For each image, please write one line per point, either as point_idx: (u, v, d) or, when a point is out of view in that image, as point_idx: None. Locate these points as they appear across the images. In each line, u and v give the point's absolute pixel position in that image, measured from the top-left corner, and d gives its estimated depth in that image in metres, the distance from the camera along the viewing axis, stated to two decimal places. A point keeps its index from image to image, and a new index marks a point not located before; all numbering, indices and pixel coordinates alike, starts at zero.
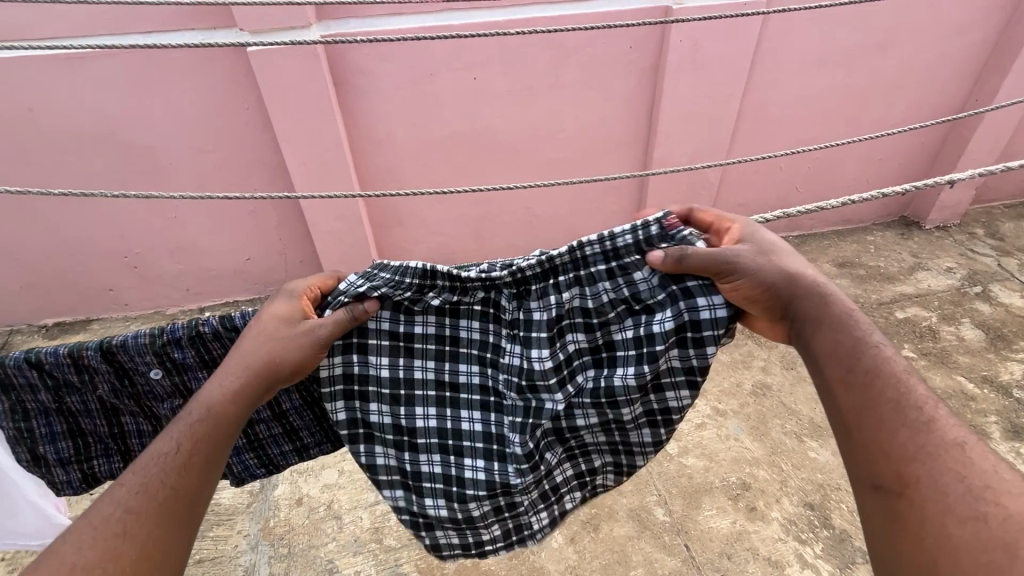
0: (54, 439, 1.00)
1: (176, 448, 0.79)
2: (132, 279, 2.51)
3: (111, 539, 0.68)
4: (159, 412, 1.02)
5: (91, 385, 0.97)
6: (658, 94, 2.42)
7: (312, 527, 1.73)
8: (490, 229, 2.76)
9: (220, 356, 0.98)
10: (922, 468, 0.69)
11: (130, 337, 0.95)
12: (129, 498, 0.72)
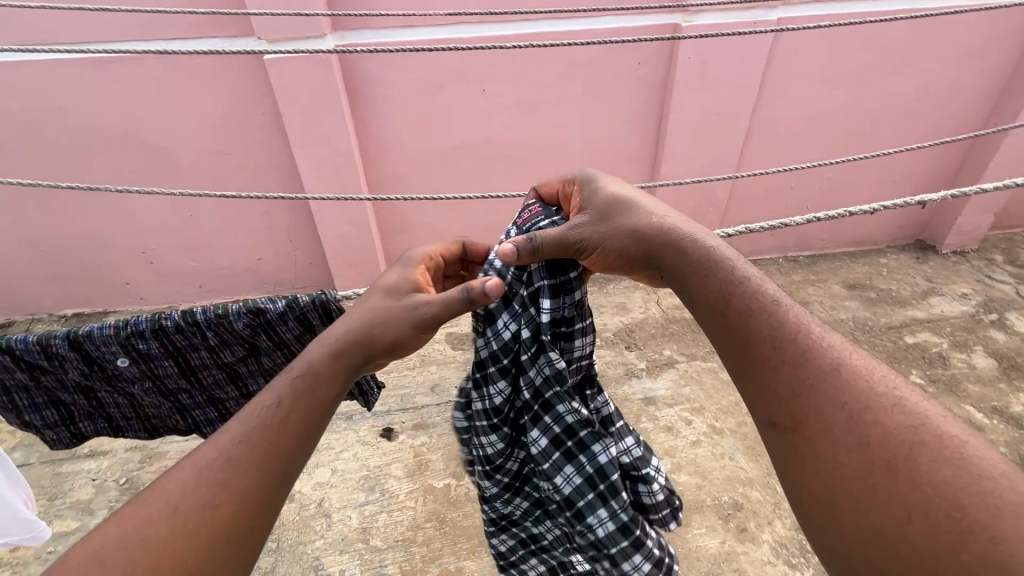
0: (37, 409, 1.05)
1: (276, 403, 0.78)
2: (148, 274, 2.60)
3: (213, 490, 0.69)
4: (132, 391, 1.05)
5: (62, 368, 0.98)
6: (666, 109, 2.44)
7: (301, 524, 1.75)
8: (495, 238, 2.79)
9: (185, 347, 0.99)
10: (809, 404, 0.72)
11: (95, 328, 0.94)
12: (230, 451, 0.73)
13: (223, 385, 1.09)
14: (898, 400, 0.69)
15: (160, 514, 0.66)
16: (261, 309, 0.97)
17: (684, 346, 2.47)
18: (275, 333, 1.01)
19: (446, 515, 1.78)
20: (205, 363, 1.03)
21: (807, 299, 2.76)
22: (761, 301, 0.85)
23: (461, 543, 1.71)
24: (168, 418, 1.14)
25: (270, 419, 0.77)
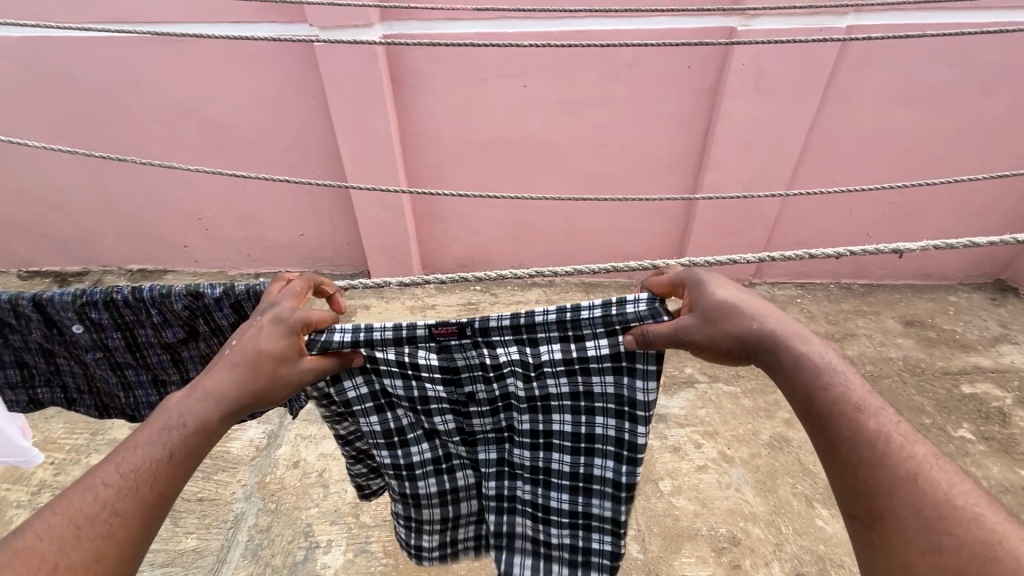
0: (3, 366, 1.16)
1: (167, 455, 0.69)
2: (203, 239, 2.81)
3: (94, 543, 0.59)
4: (86, 359, 1.14)
5: (28, 328, 1.09)
6: (715, 117, 2.32)
7: (300, 490, 1.85)
8: (528, 235, 2.78)
9: (132, 322, 1.08)
10: (883, 496, 0.61)
11: (57, 293, 1.04)
12: (115, 503, 0.63)
13: (168, 365, 1.17)
14: (977, 512, 0.57)
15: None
16: (201, 293, 1.03)
17: (706, 366, 2.36)
18: (210, 318, 1.07)
19: None
20: (150, 342, 1.12)
21: (854, 331, 2.56)
22: (850, 395, 0.71)
23: None
24: (118, 397, 1.22)
25: (166, 464, 0.69)
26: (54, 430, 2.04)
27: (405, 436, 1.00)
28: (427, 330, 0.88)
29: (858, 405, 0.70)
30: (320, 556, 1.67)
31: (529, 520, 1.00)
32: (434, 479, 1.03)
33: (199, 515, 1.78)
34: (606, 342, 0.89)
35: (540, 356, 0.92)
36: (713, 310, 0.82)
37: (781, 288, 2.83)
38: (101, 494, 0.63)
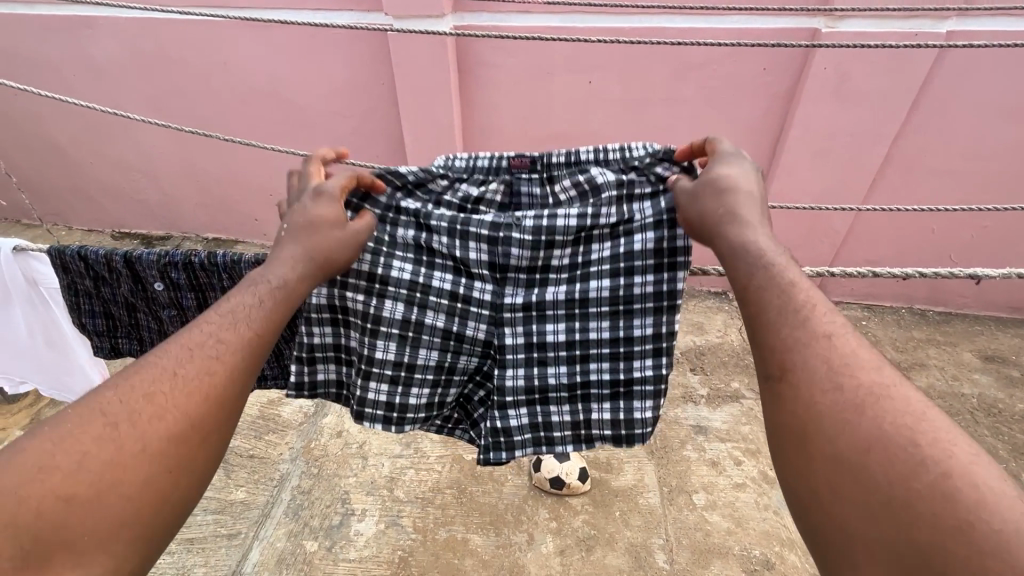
0: (91, 314, 1.27)
1: (258, 301, 0.71)
2: (272, 214, 2.99)
3: (203, 368, 0.63)
4: (163, 315, 1.23)
5: (117, 281, 1.19)
6: (788, 123, 2.21)
7: (341, 459, 1.95)
8: None
9: (205, 285, 1.14)
10: (795, 357, 0.56)
11: (144, 252, 1.14)
12: (219, 334, 0.66)
13: None
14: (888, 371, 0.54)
15: (157, 383, 0.60)
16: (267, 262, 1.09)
17: (755, 383, 2.28)
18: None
19: (467, 487, 1.86)
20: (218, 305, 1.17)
21: (923, 362, 2.38)
22: (775, 277, 0.62)
23: (473, 517, 1.78)
24: None
25: (260, 312, 0.70)
26: None
27: (426, 255, 0.94)
28: (508, 162, 0.93)
29: (783, 283, 0.62)
30: (354, 523, 1.76)
31: (562, 366, 0.94)
32: (443, 315, 0.95)
33: (249, 471, 1.91)
34: (662, 199, 0.87)
35: (599, 207, 0.89)
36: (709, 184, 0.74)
37: (846, 308, 2.67)
38: (206, 328, 0.66)
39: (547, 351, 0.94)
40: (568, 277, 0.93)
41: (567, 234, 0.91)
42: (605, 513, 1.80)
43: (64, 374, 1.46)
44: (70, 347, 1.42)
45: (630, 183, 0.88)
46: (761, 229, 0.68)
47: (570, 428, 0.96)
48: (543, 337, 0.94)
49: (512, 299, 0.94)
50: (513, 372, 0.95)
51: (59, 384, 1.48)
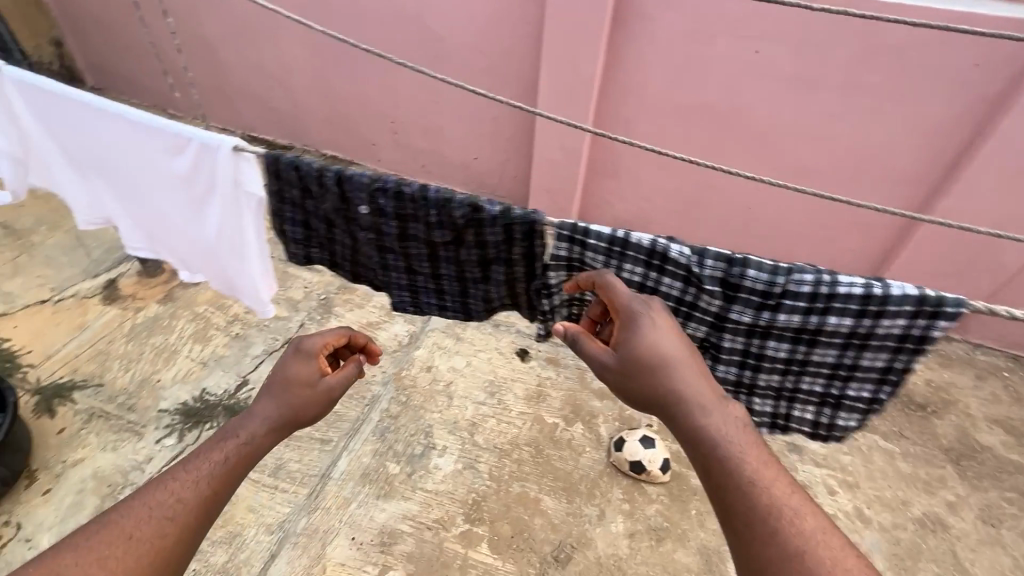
0: (292, 223, 1.29)
1: (223, 458, 1.03)
2: (390, 141, 3.02)
3: (161, 520, 0.94)
4: (358, 236, 1.26)
5: (323, 197, 1.20)
6: (987, 131, 1.89)
7: (428, 393, 2.01)
8: (697, 214, 2.58)
9: (411, 215, 1.16)
10: (766, 562, 0.84)
11: (357, 173, 1.13)
12: (180, 491, 0.97)
13: (422, 259, 1.27)
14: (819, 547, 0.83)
15: (119, 547, 0.89)
16: (480, 208, 1.09)
17: None
18: (482, 231, 1.14)
19: (544, 448, 1.87)
20: (419, 237, 1.21)
21: None
22: (742, 473, 0.91)
23: (547, 480, 1.79)
24: (371, 270, 1.37)
25: (220, 467, 1.02)
26: None
27: (661, 276, 1.09)
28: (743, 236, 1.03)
29: (745, 484, 0.90)
30: (434, 457, 1.82)
31: (776, 373, 1.17)
32: (669, 317, 1.15)
33: None
34: (862, 286, 0.99)
35: (797, 291, 1.02)
36: (639, 366, 1.02)
37: (987, 352, 2.30)
38: (170, 485, 0.97)
39: (760, 360, 1.15)
40: (801, 313, 1.05)
41: (763, 300, 1.04)
42: (680, 509, 1.75)
43: (242, 283, 1.44)
44: (245, 256, 1.37)
45: (828, 283, 1.00)
46: (702, 410, 0.98)
47: (770, 412, 1.22)
48: (764, 350, 1.13)
49: (734, 325, 1.11)
50: (726, 367, 1.19)
51: (235, 282, 1.45)
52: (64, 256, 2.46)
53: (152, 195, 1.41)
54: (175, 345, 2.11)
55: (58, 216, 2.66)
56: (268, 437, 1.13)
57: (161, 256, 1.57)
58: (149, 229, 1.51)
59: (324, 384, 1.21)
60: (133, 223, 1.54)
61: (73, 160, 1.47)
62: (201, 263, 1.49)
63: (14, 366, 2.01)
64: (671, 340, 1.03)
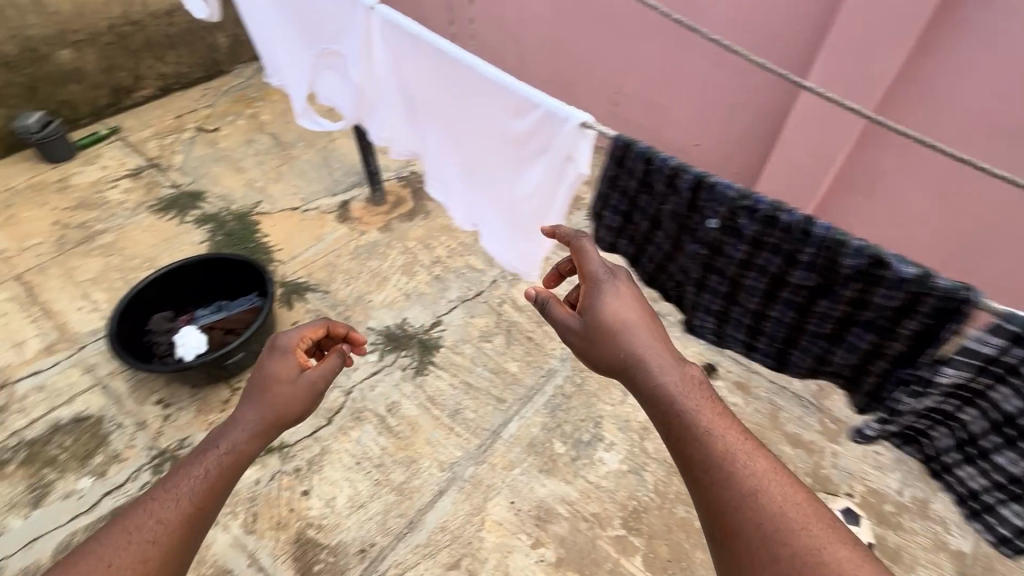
0: (612, 215, 1.28)
1: (203, 473, 1.06)
2: (606, 113, 2.86)
3: (142, 546, 0.95)
4: (691, 252, 1.21)
5: (670, 199, 1.15)
6: None
7: (604, 382, 1.95)
8: (972, 258, 2.09)
9: (772, 244, 1.07)
10: (728, 517, 0.92)
11: (726, 186, 1.07)
12: (161, 514, 0.99)
13: (754, 293, 1.18)
14: (805, 524, 0.89)
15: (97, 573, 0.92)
16: (885, 264, 0.97)
17: None
18: (867, 288, 1.02)
19: None
20: (765, 267, 1.12)
21: None
22: (700, 426, 1.01)
23: None
24: (672, 282, 1.32)
25: (199, 483, 1.05)
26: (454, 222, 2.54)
27: None
28: None
29: (702, 432, 1.00)
30: (600, 450, 1.77)
31: None
32: None
33: (524, 349, 2.04)
34: None
35: None
36: (600, 327, 1.19)
37: None
38: (155, 505, 1.00)
39: None
40: None
41: None
42: None
43: (524, 241, 1.54)
44: (540, 221, 1.44)
45: None
46: (654, 363, 1.13)
47: None
48: None
49: None
50: None
51: (512, 253, 1.61)
52: (313, 172, 2.85)
53: (478, 160, 1.50)
54: (386, 272, 2.33)
55: (312, 138, 3.09)
56: (254, 441, 1.16)
57: (449, 203, 1.73)
58: (453, 181, 1.65)
59: (305, 385, 1.30)
60: (433, 160, 1.67)
61: (413, 104, 1.56)
62: (487, 224, 1.64)
63: (269, 258, 2.39)
64: (624, 303, 1.21)
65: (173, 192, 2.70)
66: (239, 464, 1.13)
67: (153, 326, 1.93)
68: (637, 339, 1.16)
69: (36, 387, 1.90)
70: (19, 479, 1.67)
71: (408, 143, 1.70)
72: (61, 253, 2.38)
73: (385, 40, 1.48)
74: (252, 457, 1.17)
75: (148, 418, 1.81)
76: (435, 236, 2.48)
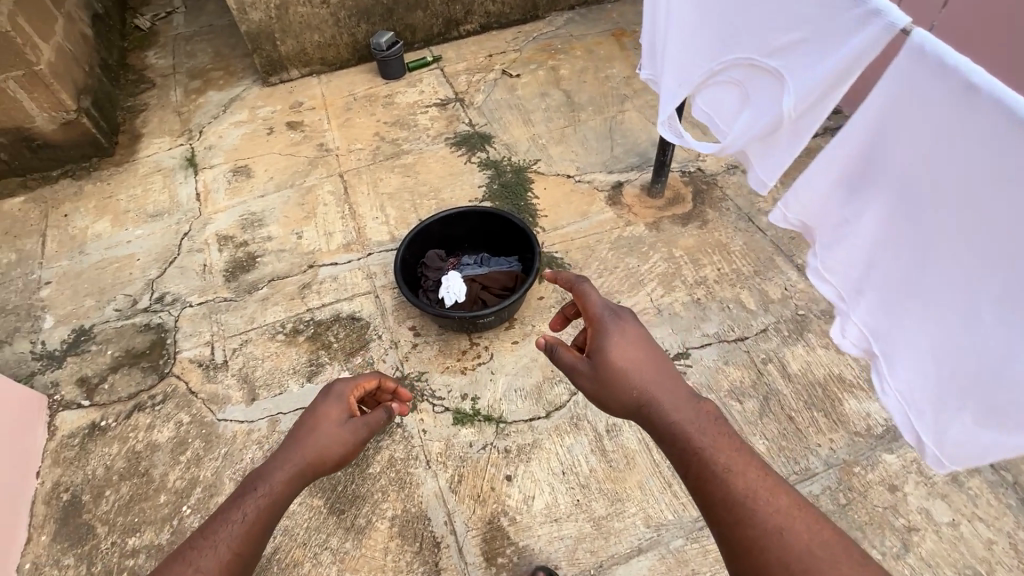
0: None
1: (240, 518, 1.25)
2: None
3: None
4: None
5: None
6: None
7: (876, 520, 1.52)
8: None
9: None
10: (752, 558, 1.02)
11: None
12: (197, 564, 1.18)
13: None
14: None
15: None
16: None
17: None
18: None
19: None
20: None
21: None
22: (712, 459, 1.14)
23: None
24: None
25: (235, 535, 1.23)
26: (734, 244, 2.19)
27: None
28: None
29: (717, 467, 1.12)
30: None
31: None
32: None
33: (780, 431, 1.69)
34: None
35: None
36: (612, 370, 1.33)
37: None
38: (195, 558, 1.19)
39: None
40: None
41: None
42: None
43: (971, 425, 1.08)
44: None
45: None
46: (662, 391, 1.28)
47: None
48: None
49: None
50: None
51: (935, 419, 1.15)
52: (595, 142, 2.73)
53: (975, 295, 1.03)
54: (643, 275, 2.13)
55: (603, 104, 2.95)
56: (290, 486, 1.34)
57: (852, 309, 1.31)
58: (885, 293, 1.21)
59: (345, 432, 1.45)
60: (860, 252, 1.26)
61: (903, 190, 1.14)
62: (903, 362, 1.20)
63: (532, 222, 2.37)
64: (629, 344, 1.36)
65: (468, 130, 2.86)
66: (278, 502, 1.32)
67: (428, 262, 2.02)
68: (645, 370, 1.32)
69: (332, 277, 2.24)
70: (303, 352, 1.99)
71: (844, 221, 1.29)
72: (374, 163, 2.72)
73: (934, 108, 1.04)
74: (288, 499, 1.35)
75: (400, 341, 1.99)
76: (707, 252, 2.18)
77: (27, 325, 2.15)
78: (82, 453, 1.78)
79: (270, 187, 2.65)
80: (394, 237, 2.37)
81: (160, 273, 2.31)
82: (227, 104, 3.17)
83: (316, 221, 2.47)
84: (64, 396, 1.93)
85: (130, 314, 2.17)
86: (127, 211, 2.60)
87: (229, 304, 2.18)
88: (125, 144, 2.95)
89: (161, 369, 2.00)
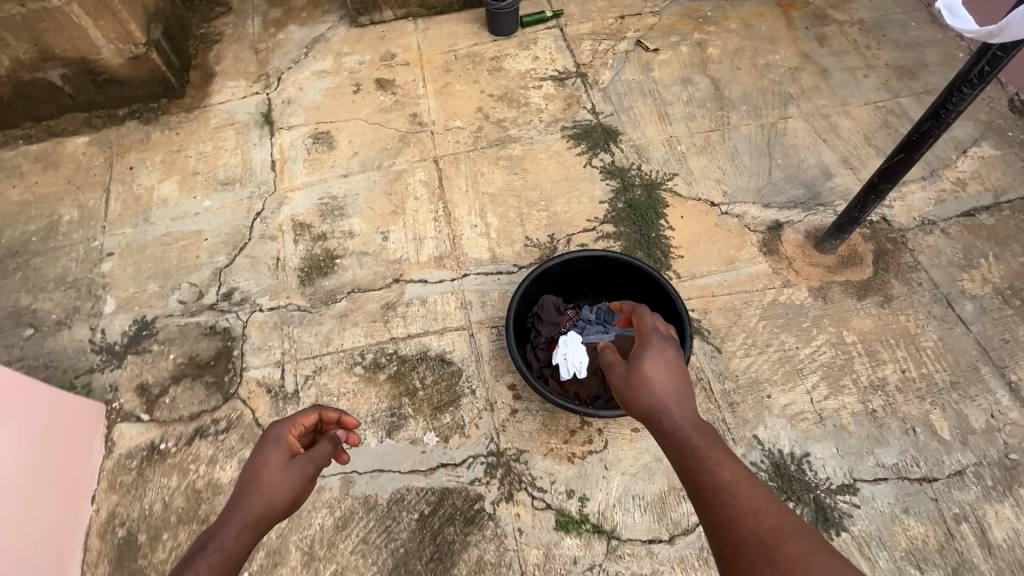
0: None
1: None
2: None
3: None
4: None
5: None
6: None
7: None
8: None
9: None
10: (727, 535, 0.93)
11: None
12: None
13: None
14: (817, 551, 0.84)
15: None
16: None
17: None
18: None
19: None
20: None
21: None
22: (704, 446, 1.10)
23: None
24: None
25: None
26: (924, 338, 1.72)
27: None
28: None
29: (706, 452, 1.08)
30: None
31: None
32: None
33: None
34: None
35: None
36: (641, 363, 1.32)
37: None
38: None
39: None
40: None
41: None
42: None
43: None
44: None
45: None
46: (679, 382, 1.28)
47: None
48: None
49: None
50: None
51: None
52: (747, 158, 2.19)
53: None
54: (802, 363, 1.70)
55: (760, 104, 2.36)
56: (241, 541, 1.13)
57: None
58: None
59: (290, 473, 1.26)
60: None
61: None
62: None
63: (664, 262, 1.93)
64: (664, 359, 1.32)
65: (590, 120, 2.34)
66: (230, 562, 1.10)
67: (543, 312, 1.67)
68: (669, 361, 1.32)
69: (420, 300, 1.91)
70: (384, 396, 1.72)
71: None
72: (475, 150, 2.28)
73: None
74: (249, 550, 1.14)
75: (497, 403, 1.69)
76: (888, 344, 1.71)
77: (88, 306, 1.96)
78: (140, 481, 1.62)
79: (353, 166, 2.28)
80: (494, 258, 2.00)
81: (229, 262, 2.05)
82: (309, 44, 2.72)
83: (404, 221, 2.11)
84: (123, 404, 1.75)
85: (195, 310, 1.94)
86: (196, 173, 2.30)
87: (304, 316, 1.91)
88: (196, 84, 2.60)
89: (226, 388, 1.78)
